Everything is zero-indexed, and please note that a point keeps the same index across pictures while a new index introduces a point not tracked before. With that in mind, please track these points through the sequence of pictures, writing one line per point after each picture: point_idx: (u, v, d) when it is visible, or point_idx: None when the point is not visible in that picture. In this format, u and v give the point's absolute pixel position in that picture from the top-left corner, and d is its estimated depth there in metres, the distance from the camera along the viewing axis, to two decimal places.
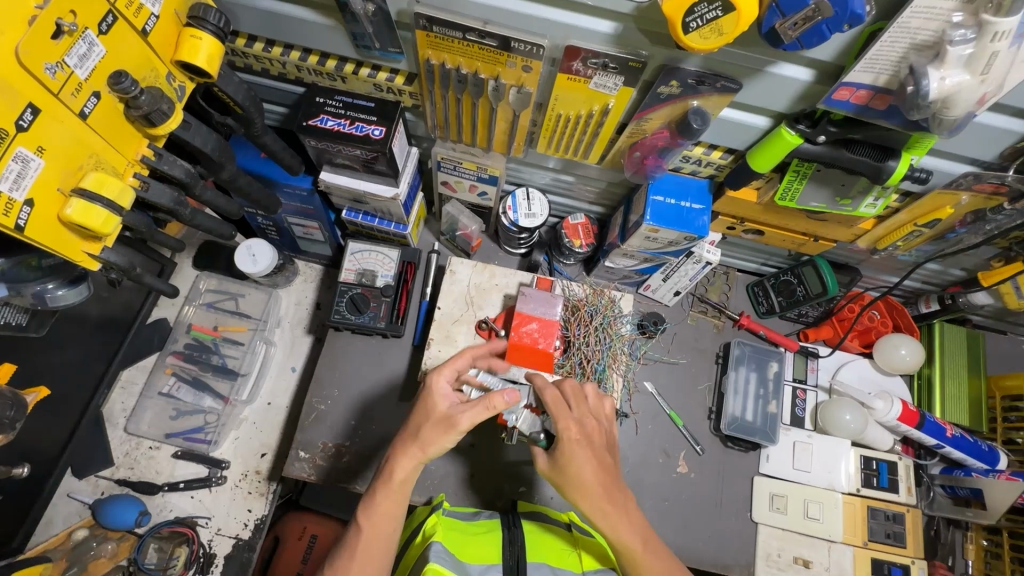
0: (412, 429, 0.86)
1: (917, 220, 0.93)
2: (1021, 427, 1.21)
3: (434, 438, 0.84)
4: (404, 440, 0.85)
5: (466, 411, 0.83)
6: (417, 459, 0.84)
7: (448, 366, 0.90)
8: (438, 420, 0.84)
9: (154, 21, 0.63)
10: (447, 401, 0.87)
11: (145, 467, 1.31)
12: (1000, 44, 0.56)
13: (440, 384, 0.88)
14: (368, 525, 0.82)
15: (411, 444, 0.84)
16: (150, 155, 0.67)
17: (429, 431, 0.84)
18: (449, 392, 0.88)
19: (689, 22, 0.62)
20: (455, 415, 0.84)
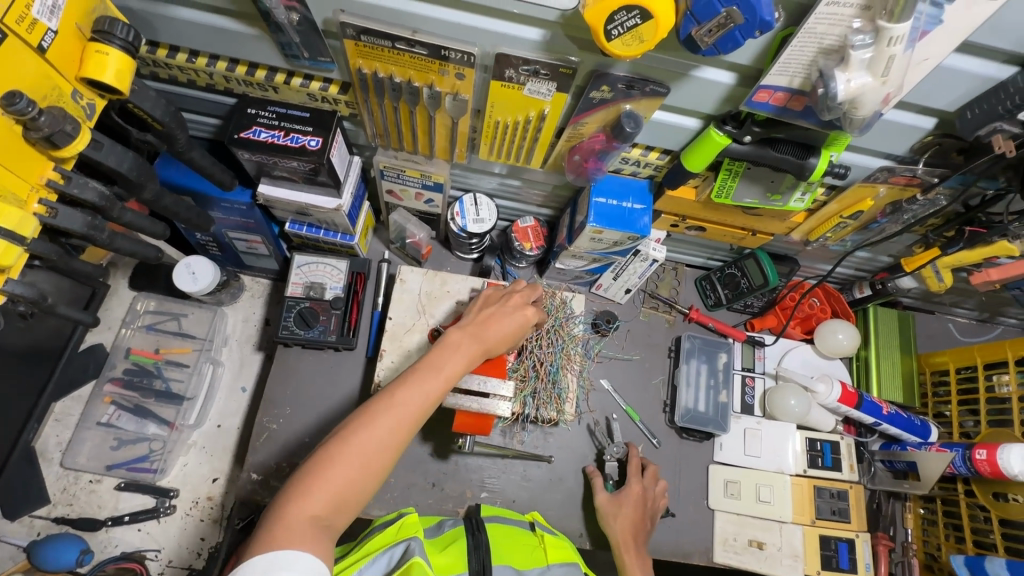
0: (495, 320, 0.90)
1: (843, 211, 0.97)
2: (949, 401, 1.29)
3: (512, 323, 0.90)
4: (487, 325, 0.89)
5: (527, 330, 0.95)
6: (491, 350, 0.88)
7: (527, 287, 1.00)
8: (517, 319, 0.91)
9: (53, 37, 0.59)
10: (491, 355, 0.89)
11: (85, 502, 1.24)
12: (896, 48, 0.59)
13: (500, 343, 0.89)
14: (420, 386, 0.77)
15: (492, 332, 0.88)
16: (58, 178, 0.63)
17: (509, 318, 0.91)
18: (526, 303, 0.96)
19: (611, 30, 0.63)
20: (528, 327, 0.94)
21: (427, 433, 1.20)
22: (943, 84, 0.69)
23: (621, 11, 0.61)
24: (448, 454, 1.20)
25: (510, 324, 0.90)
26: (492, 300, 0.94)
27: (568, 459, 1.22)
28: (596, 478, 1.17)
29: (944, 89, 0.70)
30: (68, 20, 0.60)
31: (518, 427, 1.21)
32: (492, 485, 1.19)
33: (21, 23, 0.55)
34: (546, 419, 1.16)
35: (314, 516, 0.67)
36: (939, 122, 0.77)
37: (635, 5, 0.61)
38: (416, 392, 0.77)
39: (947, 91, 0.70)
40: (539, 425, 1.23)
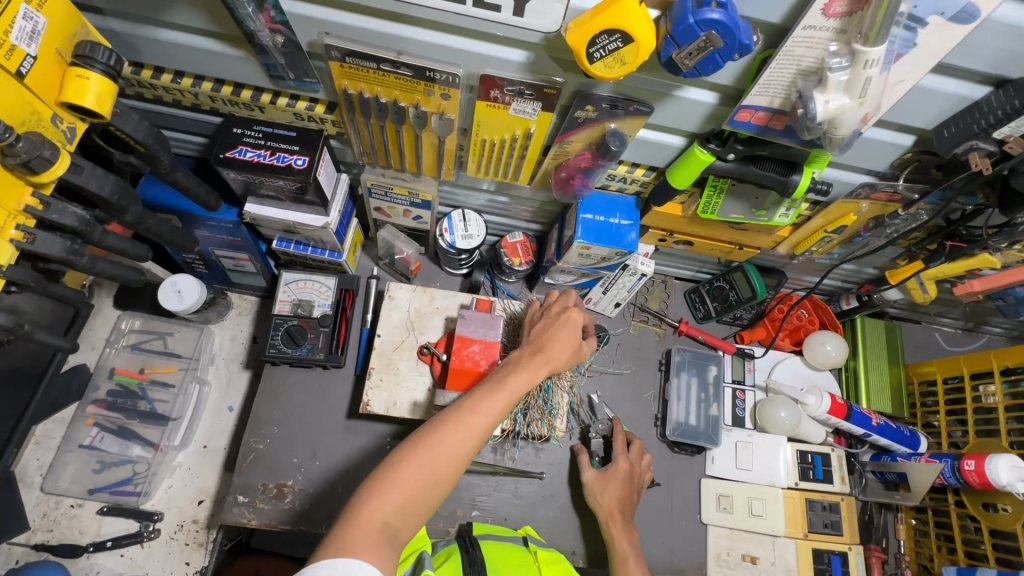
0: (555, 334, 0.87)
1: (828, 225, 0.98)
2: (937, 411, 1.30)
3: (569, 338, 0.87)
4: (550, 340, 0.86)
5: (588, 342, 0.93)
6: (557, 361, 0.85)
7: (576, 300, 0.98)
8: (575, 334, 0.89)
9: (32, 62, 0.59)
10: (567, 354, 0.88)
11: (67, 527, 1.21)
12: (871, 71, 0.60)
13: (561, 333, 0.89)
14: (487, 399, 0.75)
15: (554, 348, 0.85)
16: (36, 204, 0.62)
17: (570, 334, 0.88)
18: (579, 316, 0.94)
19: (593, 52, 0.64)
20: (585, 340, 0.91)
21: None
22: (920, 103, 0.70)
23: (602, 35, 0.62)
24: None
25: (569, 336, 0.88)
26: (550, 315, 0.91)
27: (560, 475, 1.21)
28: (581, 454, 1.18)
29: (921, 108, 0.71)
30: (48, 45, 0.60)
31: (509, 444, 1.20)
32: (483, 502, 1.18)
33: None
34: (537, 435, 1.16)
35: (383, 521, 0.65)
36: (917, 140, 0.78)
37: (616, 29, 0.61)
38: (490, 406, 0.74)
39: (925, 109, 0.71)
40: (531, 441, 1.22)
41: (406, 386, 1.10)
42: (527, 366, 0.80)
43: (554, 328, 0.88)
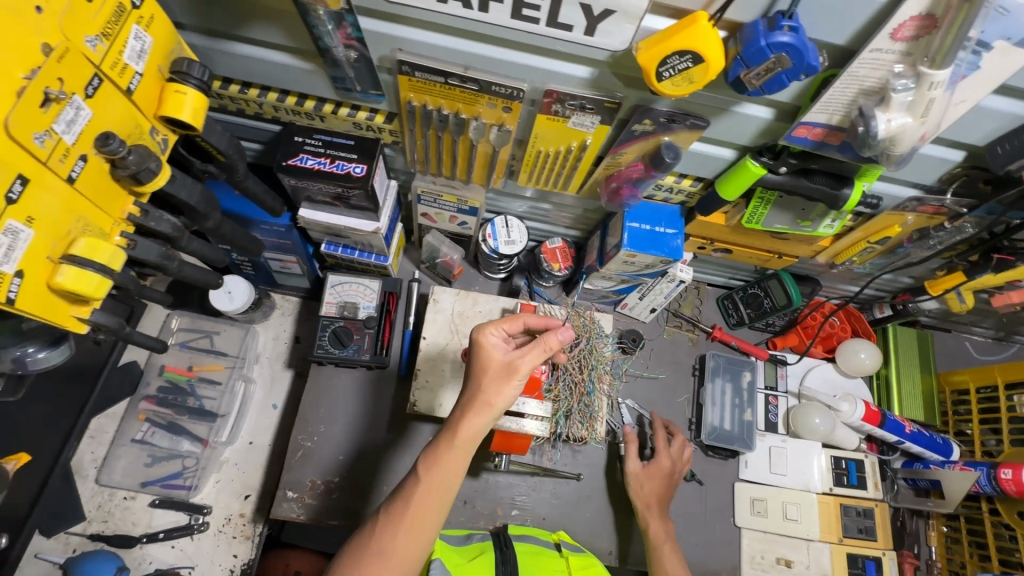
0: (475, 392, 0.81)
1: (870, 237, 1.01)
2: (970, 419, 1.31)
3: (489, 393, 0.81)
4: (470, 402, 0.81)
5: (523, 355, 0.82)
6: (483, 419, 0.80)
7: (500, 322, 0.88)
8: (498, 371, 0.81)
9: (138, 79, 0.62)
10: (501, 350, 0.84)
11: (120, 518, 1.25)
12: (935, 92, 0.63)
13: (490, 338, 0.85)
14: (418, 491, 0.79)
15: (477, 409, 0.80)
16: (136, 212, 0.66)
17: (491, 383, 0.81)
18: (500, 344, 0.84)
19: (662, 72, 0.67)
20: (515, 362, 0.81)
21: None
22: (976, 122, 0.72)
23: (673, 56, 0.65)
24: (479, 472, 1.21)
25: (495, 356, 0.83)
26: (469, 365, 0.85)
27: (597, 476, 1.24)
28: (630, 444, 1.20)
29: (976, 125, 0.73)
30: (151, 62, 0.64)
31: (549, 446, 1.23)
32: (523, 501, 1.21)
33: (114, 67, 0.58)
34: (577, 437, 1.18)
35: None
36: (967, 155, 0.80)
37: (688, 50, 0.64)
38: (406, 509, 0.77)
39: (979, 127, 0.73)
40: (569, 443, 1.25)
41: (451, 387, 1.14)
42: (435, 460, 0.79)
43: (473, 386, 0.82)
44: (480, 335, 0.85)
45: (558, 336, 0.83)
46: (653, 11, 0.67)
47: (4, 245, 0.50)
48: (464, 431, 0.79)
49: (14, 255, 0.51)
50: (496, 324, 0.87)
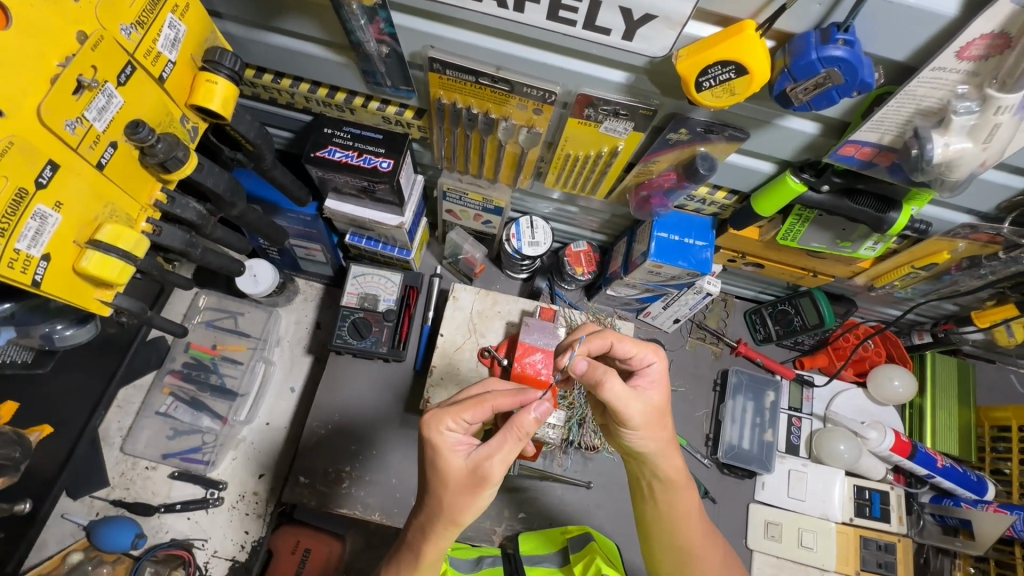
0: (435, 507, 0.73)
1: (915, 262, 0.95)
2: (1009, 458, 1.23)
3: (451, 510, 0.72)
4: (431, 520, 0.73)
5: (488, 460, 0.70)
6: (448, 533, 0.74)
7: (453, 410, 0.73)
8: (461, 483, 0.71)
9: (170, 68, 0.62)
10: (461, 455, 0.72)
11: (141, 487, 1.29)
12: (1002, 117, 0.58)
13: (445, 437, 0.72)
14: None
15: (441, 524, 0.73)
16: (162, 198, 0.66)
17: (455, 498, 0.72)
18: (457, 445, 0.72)
19: (702, 82, 0.64)
20: (484, 468, 0.71)
21: None
22: None
23: (716, 65, 0.61)
24: None
25: (454, 464, 0.72)
26: (426, 469, 0.74)
27: (606, 486, 1.22)
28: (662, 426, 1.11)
29: None
30: (184, 52, 0.64)
31: (560, 451, 1.22)
32: (530, 505, 1.20)
33: (147, 56, 0.58)
34: (589, 445, 1.18)
35: None
36: None
37: (731, 61, 0.60)
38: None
39: None
40: (581, 450, 1.23)
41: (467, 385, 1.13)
42: (398, 572, 0.79)
43: (434, 500, 0.73)
44: (435, 437, 0.72)
45: (533, 416, 0.70)
46: (698, 16, 0.63)
47: (33, 230, 0.50)
48: (428, 547, 0.75)
49: (41, 240, 0.51)
50: (452, 415, 0.72)
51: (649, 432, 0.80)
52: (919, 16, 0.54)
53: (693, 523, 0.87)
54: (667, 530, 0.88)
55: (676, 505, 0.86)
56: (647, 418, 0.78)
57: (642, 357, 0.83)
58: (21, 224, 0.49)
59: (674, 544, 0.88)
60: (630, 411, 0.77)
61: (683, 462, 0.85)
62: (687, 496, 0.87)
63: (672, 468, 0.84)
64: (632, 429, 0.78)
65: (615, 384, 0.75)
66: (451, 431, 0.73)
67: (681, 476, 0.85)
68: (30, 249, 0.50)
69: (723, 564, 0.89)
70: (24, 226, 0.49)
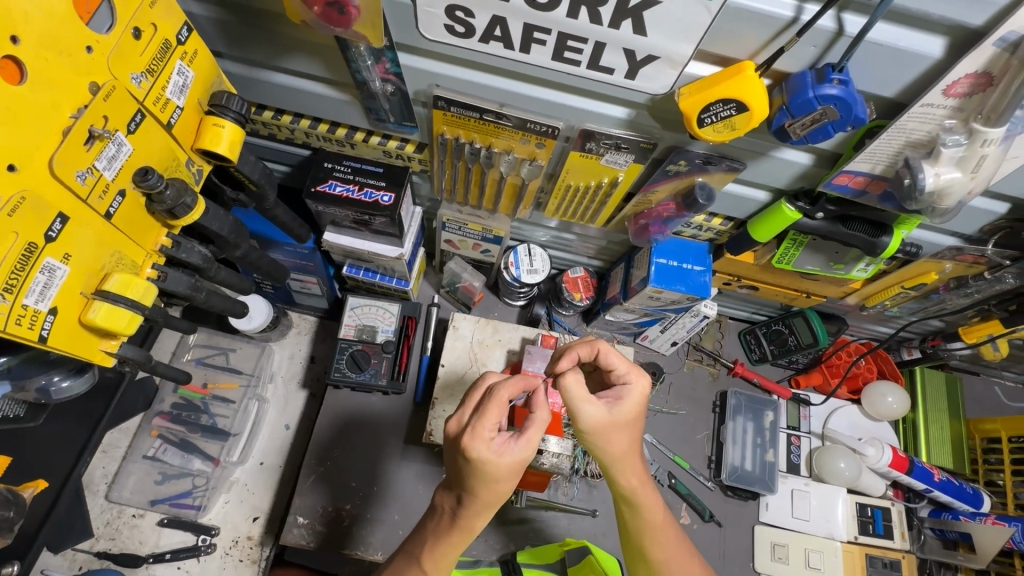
0: (488, 496, 0.73)
1: (904, 282, 0.99)
2: (1002, 469, 1.26)
3: (501, 492, 0.73)
4: (488, 504, 0.73)
5: (533, 443, 0.71)
6: (495, 506, 0.76)
7: (489, 409, 0.71)
8: (512, 472, 0.70)
9: (178, 113, 0.62)
10: (507, 454, 0.69)
11: (127, 536, 1.23)
12: (988, 149, 0.61)
13: (480, 442, 0.69)
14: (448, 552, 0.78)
15: (494, 503, 0.75)
16: (168, 244, 0.65)
17: (507, 483, 0.71)
18: (501, 440, 0.70)
19: (704, 118, 0.66)
20: (530, 457, 0.71)
21: None
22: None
23: (718, 103, 0.64)
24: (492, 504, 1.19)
25: (506, 464, 0.69)
26: (468, 469, 0.71)
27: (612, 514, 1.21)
28: None
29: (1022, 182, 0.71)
30: (191, 96, 0.64)
31: (565, 480, 1.21)
32: (537, 538, 1.18)
33: (156, 103, 0.58)
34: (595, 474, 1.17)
35: None
36: (1013, 208, 0.78)
37: (732, 99, 0.63)
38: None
39: None
40: (585, 477, 1.22)
41: None
42: (444, 550, 0.78)
43: (483, 490, 0.72)
44: (479, 450, 0.69)
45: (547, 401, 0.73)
46: (698, 57, 0.66)
47: (41, 285, 0.48)
48: (478, 522, 0.77)
49: (49, 293, 0.49)
50: (489, 412, 0.71)
51: (601, 442, 0.79)
52: (908, 58, 0.57)
53: (662, 539, 0.86)
54: (637, 542, 0.88)
55: (641, 520, 0.85)
56: (600, 426, 0.77)
57: (627, 375, 0.83)
58: (30, 279, 0.47)
59: (643, 558, 0.88)
60: (581, 412, 0.76)
61: (639, 478, 0.83)
62: (650, 512, 0.85)
63: (630, 483, 0.82)
64: (585, 434, 0.78)
65: (575, 382, 0.75)
66: (488, 428, 0.70)
67: (642, 492, 0.83)
68: (37, 303, 0.48)
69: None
70: (33, 281, 0.48)
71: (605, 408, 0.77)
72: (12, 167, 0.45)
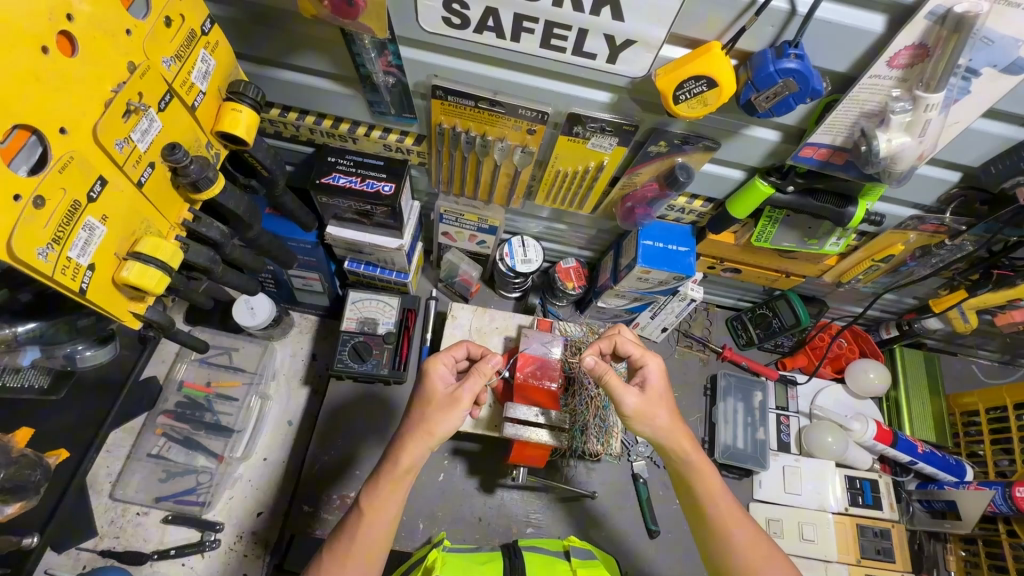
0: (418, 419, 0.86)
1: (874, 256, 1.06)
2: (982, 440, 1.31)
3: (434, 427, 0.84)
4: (412, 428, 0.84)
5: (466, 387, 0.87)
6: (425, 446, 0.84)
7: (446, 356, 0.94)
8: (441, 401, 0.86)
9: (201, 97, 0.68)
10: (443, 382, 0.88)
11: (132, 534, 1.23)
12: (931, 113, 0.68)
13: (435, 369, 0.90)
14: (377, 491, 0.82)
15: (425, 439, 0.84)
16: (189, 218, 0.71)
17: (436, 414, 0.85)
18: (445, 377, 0.89)
19: (679, 95, 0.73)
20: (457, 392, 0.86)
21: (474, 466, 1.23)
22: (970, 144, 0.78)
23: (690, 80, 0.70)
24: (494, 487, 1.22)
25: (437, 387, 0.87)
26: (416, 399, 0.89)
27: (612, 494, 1.24)
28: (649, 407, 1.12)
29: (968, 148, 0.79)
30: (212, 83, 0.70)
31: (564, 462, 1.24)
32: (539, 520, 1.20)
33: (184, 86, 0.64)
34: (592, 452, 1.19)
35: None
36: (964, 176, 0.86)
37: (702, 76, 0.70)
38: (354, 541, 0.79)
39: (973, 149, 0.79)
40: (584, 459, 1.25)
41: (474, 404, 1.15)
42: (375, 490, 0.82)
43: (419, 416, 0.86)
44: (429, 366, 0.89)
45: (491, 364, 0.90)
46: (671, 41, 0.74)
47: (83, 240, 0.54)
48: (404, 458, 0.83)
49: (89, 249, 0.55)
50: (444, 356, 0.93)
51: (649, 419, 0.88)
52: (854, 33, 0.65)
53: (723, 504, 0.86)
54: (701, 518, 0.87)
55: (697, 489, 0.87)
56: (640, 409, 0.88)
57: (642, 359, 0.92)
58: (73, 234, 0.52)
59: (706, 532, 0.85)
60: (624, 398, 0.88)
61: (691, 444, 0.88)
62: (708, 476, 0.87)
63: (687, 450, 0.87)
64: (630, 421, 0.89)
65: (614, 375, 0.88)
66: (442, 367, 0.91)
67: (699, 457, 0.88)
68: (79, 257, 0.53)
69: (770, 555, 0.82)
70: (76, 236, 0.53)
71: (640, 396, 0.89)
72: (63, 130, 0.50)
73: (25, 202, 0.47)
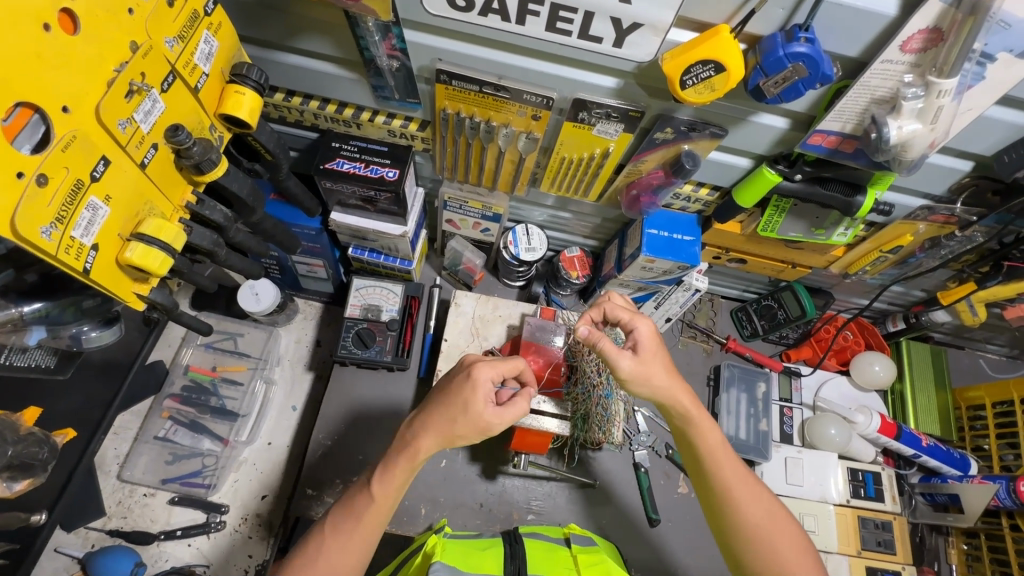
0: (440, 425, 0.82)
1: (881, 247, 1.05)
2: (987, 434, 1.30)
3: (451, 435, 0.82)
4: (430, 430, 0.82)
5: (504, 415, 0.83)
6: (438, 444, 0.83)
7: (499, 364, 0.85)
8: (474, 422, 0.81)
9: (204, 79, 0.68)
10: (487, 406, 0.82)
11: (139, 515, 1.24)
12: (944, 100, 0.67)
13: (483, 381, 0.82)
14: (386, 482, 0.83)
15: (438, 441, 0.82)
16: (193, 201, 0.71)
17: (461, 427, 0.81)
18: (490, 397, 0.82)
19: (686, 80, 0.71)
20: (493, 424, 0.82)
21: (476, 453, 1.23)
22: (982, 132, 0.76)
23: (698, 64, 0.69)
24: (495, 474, 1.23)
25: (478, 414, 0.81)
26: (448, 393, 0.84)
27: (613, 483, 1.24)
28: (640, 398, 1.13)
29: (980, 136, 0.77)
30: (215, 65, 0.70)
31: (565, 450, 1.25)
32: (540, 506, 1.21)
33: (187, 67, 0.64)
34: (594, 442, 1.19)
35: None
36: (976, 165, 0.84)
37: (710, 60, 0.68)
38: (356, 527, 0.82)
39: (986, 137, 0.77)
40: (585, 448, 1.25)
41: None
42: (387, 480, 0.83)
43: (442, 414, 0.82)
44: (478, 381, 0.81)
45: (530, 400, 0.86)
46: (678, 25, 0.73)
47: (87, 220, 0.54)
48: (419, 453, 0.82)
49: (93, 230, 0.55)
50: (493, 368, 0.84)
51: (647, 381, 0.86)
52: (865, 16, 0.63)
53: (723, 460, 0.86)
54: (702, 474, 0.87)
55: (698, 446, 0.87)
56: (638, 369, 0.86)
57: (631, 323, 0.88)
58: (77, 214, 0.53)
59: (710, 490, 0.86)
60: (619, 360, 0.85)
61: (691, 401, 0.87)
62: (709, 433, 0.87)
63: (686, 404, 0.87)
64: (629, 384, 0.87)
65: (607, 342, 0.84)
66: (487, 379, 0.83)
67: (698, 413, 0.87)
68: (83, 237, 0.54)
69: (774, 512, 0.84)
70: (80, 216, 0.53)
71: (636, 359, 0.86)
72: (66, 109, 0.50)
73: (28, 180, 0.47)
